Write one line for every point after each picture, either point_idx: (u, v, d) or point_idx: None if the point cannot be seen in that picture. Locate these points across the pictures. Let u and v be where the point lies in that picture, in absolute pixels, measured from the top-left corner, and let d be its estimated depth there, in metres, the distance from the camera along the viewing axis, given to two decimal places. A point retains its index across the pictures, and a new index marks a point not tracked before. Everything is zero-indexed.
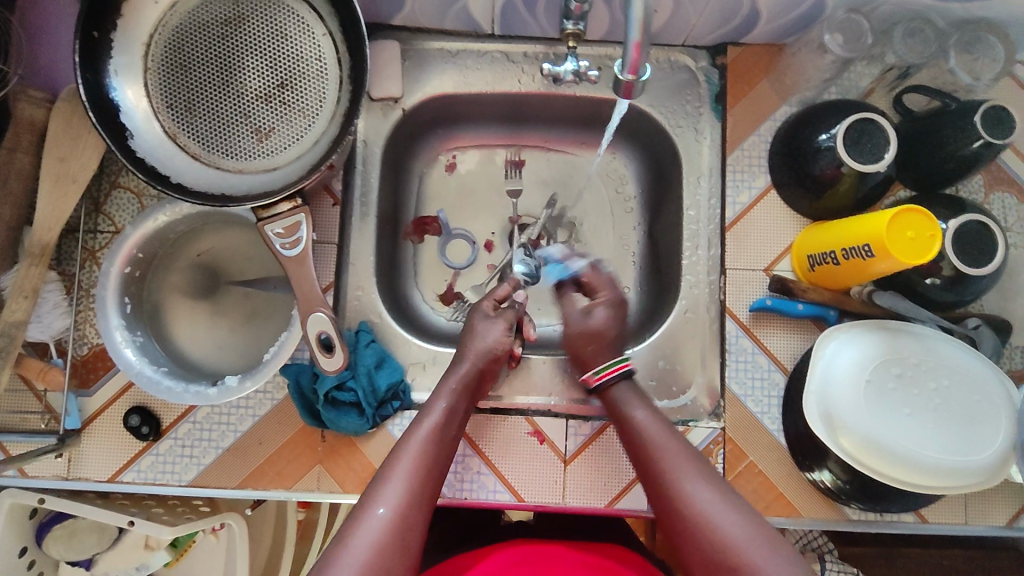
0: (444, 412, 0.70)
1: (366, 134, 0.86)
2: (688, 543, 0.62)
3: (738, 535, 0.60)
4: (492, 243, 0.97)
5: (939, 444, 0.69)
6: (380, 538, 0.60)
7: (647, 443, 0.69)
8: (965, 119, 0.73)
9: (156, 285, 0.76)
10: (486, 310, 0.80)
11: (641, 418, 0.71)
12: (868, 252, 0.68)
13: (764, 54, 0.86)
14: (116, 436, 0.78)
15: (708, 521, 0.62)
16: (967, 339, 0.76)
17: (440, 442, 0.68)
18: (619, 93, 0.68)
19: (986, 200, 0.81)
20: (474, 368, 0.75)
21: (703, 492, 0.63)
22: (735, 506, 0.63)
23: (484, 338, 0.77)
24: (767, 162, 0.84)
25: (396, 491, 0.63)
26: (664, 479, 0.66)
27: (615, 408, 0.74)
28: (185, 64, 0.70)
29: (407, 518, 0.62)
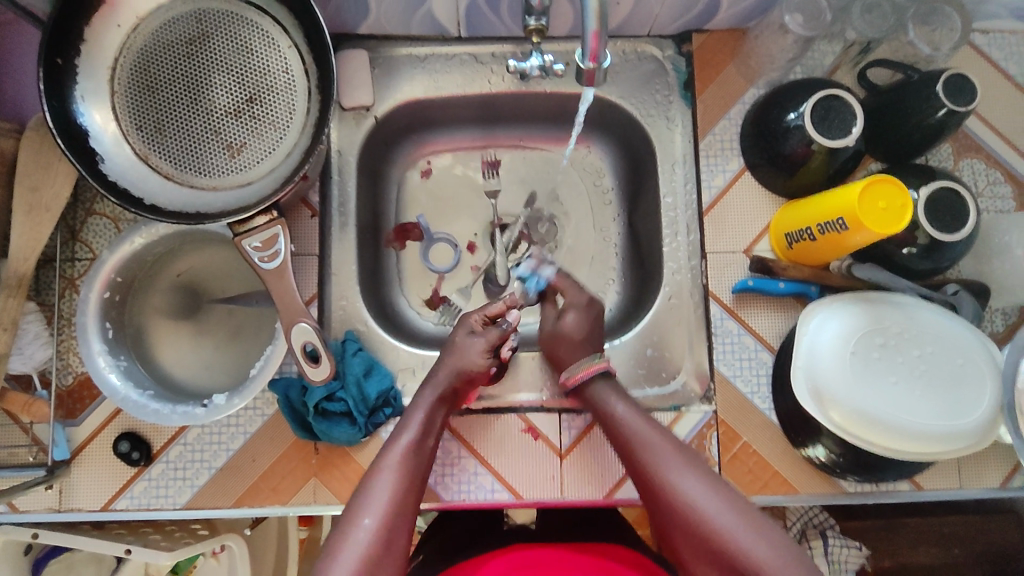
0: (422, 420, 0.69)
1: (339, 144, 0.86)
2: (680, 536, 0.61)
3: (730, 525, 0.59)
4: (474, 244, 0.97)
5: (927, 408, 0.70)
6: (368, 550, 0.58)
7: (631, 436, 0.68)
8: (928, 89, 0.74)
9: (137, 309, 0.76)
10: (472, 325, 0.78)
11: (623, 412, 0.70)
12: (842, 225, 0.68)
13: (728, 39, 0.87)
14: (107, 464, 0.77)
15: (697, 512, 0.60)
16: (948, 305, 0.77)
17: (418, 450, 0.66)
18: (582, 83, 0.69)
19: (956, 167, 0.82)
20: (451, 380, 0.73)
21: (691, 484, 0.62)
22: (724, 494, 0.61)
23: (464, 354, 0.75)
24: (739, 145, 0.85)
25: (379, 503, 0.61)
26: (651, 474, 0.64)
27: (594, 404, 0.73)
28: (152, 86, 0.70)
29: (391, 529, 0.60)
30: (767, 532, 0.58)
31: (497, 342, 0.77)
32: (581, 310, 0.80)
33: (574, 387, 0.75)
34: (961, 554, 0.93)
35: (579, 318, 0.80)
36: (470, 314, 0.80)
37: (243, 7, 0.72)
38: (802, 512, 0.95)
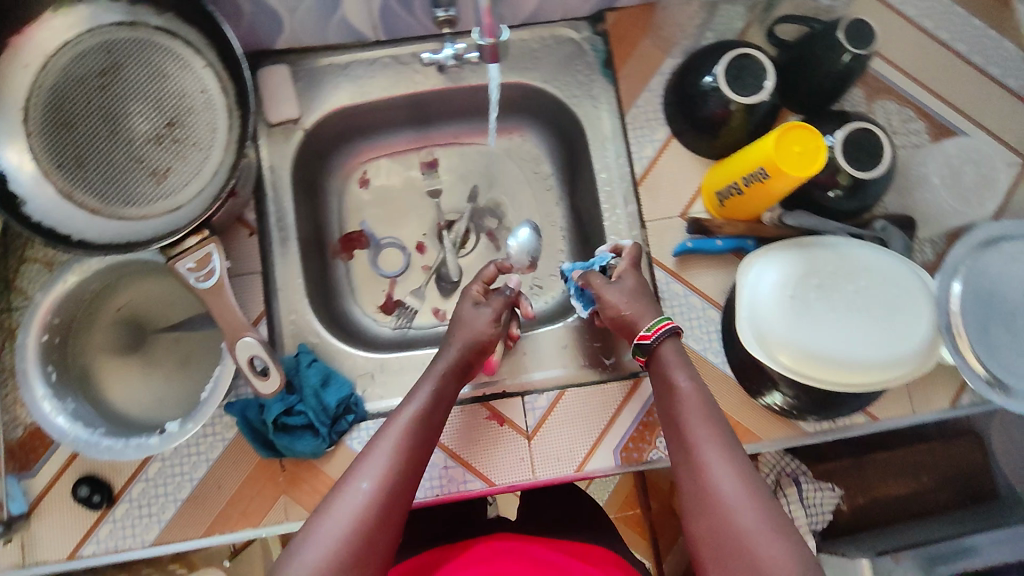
0: (429, 393, 0.68)
1: (270, 160, 0.85)
2: (702, 531, 0.58)
3: (757, 531, 0.55)
4: (424, 244, 0.98)
5: (873, 340, 0.73)
6: (361, 512, 0.58)
7: (682, 416, 0.64)
8: (831, 38, 0.77)
9: (80, 349, 0.74)
10: (474, 296, 0.78)
11: (685, 388, 0.65)
12: (763, 174, 0.71)
13: (640, 14, 0.89)
14: (67, 511, 0.75)
15: (728, 512, 0.56)
16: (878, 241, 0.80)
17: (424, 427, 0.66)
18: (484, 54, 0.73)
19: (870, 110, 0.86)
20: (465, 350, 0.72)
21: (730, 482, 0.58)
22: (761, 498, 0.57)
23: (472, 325, 0.74)
24: (663, 114, 0.87)
25: (379, 465, 0.62)
26: (691, 463, 0.60)
27: (660, 370, 0.68)
28: (66, 121, 0.69)
29: (390, 494, 0.60)
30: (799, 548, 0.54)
31: (502, 309, 0.76)
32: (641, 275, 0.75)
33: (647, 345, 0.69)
34: (929, 481, 0.96)
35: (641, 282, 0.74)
36: (470, 283, 0.80)
37: (151, 32, 0.72)
38: (775, 463, 0.94)
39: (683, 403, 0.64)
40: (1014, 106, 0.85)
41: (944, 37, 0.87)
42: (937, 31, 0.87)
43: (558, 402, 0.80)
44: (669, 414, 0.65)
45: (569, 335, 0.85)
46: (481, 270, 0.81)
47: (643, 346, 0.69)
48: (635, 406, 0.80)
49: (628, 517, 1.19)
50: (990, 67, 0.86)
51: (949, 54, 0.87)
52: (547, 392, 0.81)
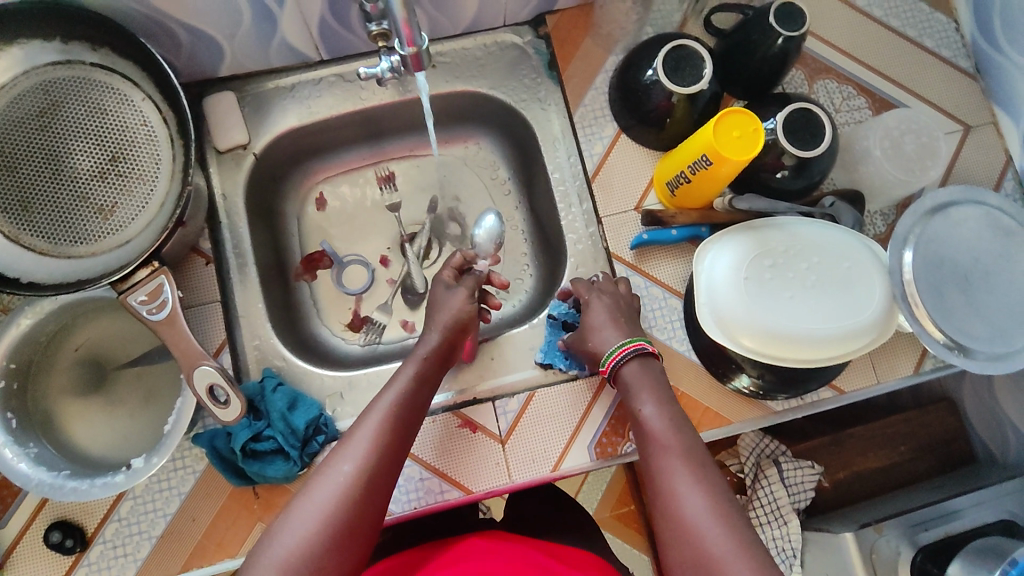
0: (411, 376, 0.72)
1: (222, 187, 0.85)
2: (675, 560, 0.57)
3: (725, 555, 0.54)
4: (388, 258, 0.98)
5: (833, 306, 0.74)
6: (342, 492, 0.61)
7: (649, 445, 0.64)
8: (763, 22, 0.79)
9: (40, 393, 0.73)
10: (446, 280, 0.82)
11: (649, 414, 0.66)
12: (707, 160, 0.72)
13: (580, 15, 0.90)
14: (40, 559, 0.75)
15: (696, 538, 0.56)
16: (828, 217, 0.81)
17: (405, 413, 0.69)
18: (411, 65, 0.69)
19: (811, 90, 0.87)
20: (448, 326, 0.76)
21: (695, 507, 0.57)
22: (728, 520, 0.56)
23: (449, 305, 0.78)
24: (610, 110, 0.88)
25: (358, 451, 0.64)
26: (659, 491, 0.60)
27: (627, 394, 0.70)
28: (8, 164, 0.68)
29: (369, 473, 0.63)
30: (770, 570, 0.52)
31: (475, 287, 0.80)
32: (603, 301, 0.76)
33: (610, 373, 0.72)
34: (907, 450, 0.96)
35: (608, 305, 0.75)
36: (440, 271, 0.84)
37: (88, 69, 0.72)
38: (754, 446, 0.97)
39: (651, 430, 0.65)
40: (950, 75, 0.88)
41: (877, 14, 0.89)
42: (869, 9, 0.89)
43: (530, 403, 0.80)
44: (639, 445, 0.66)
45: (535, 337, 0.85)
46: (451, 258, 0.86)
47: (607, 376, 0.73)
48: (605, 403, 0.80)
49: (623, 515, 1.19)
50: (923, 39, 0.89)
51: (883, 30, 0.89)
52: (518, 395, 0.81)
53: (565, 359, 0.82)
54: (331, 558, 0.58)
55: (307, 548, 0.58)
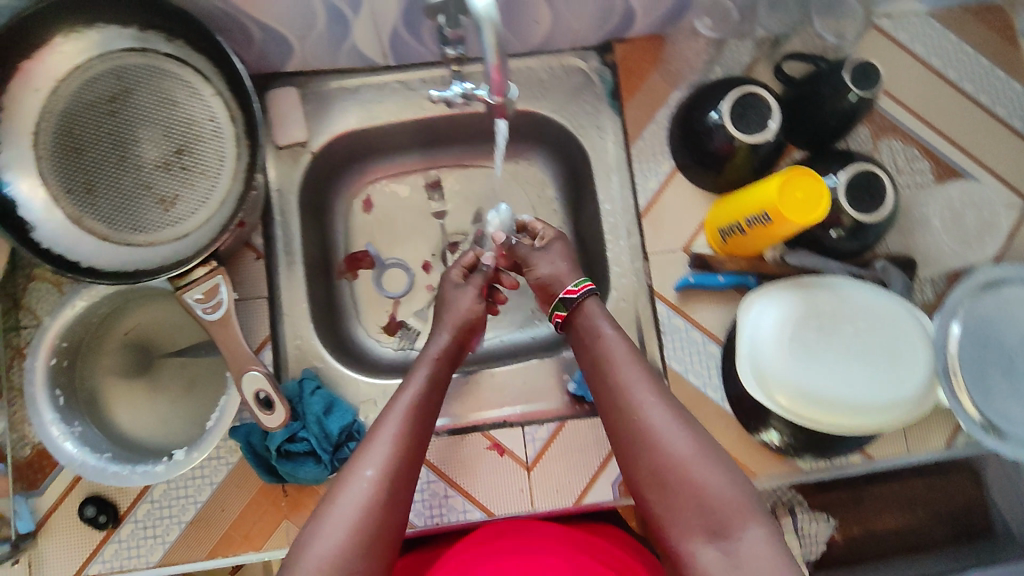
0: (424, 379, 0.75)
1: (279, 183, 0.87)
2: (643, 469, 0.65)
3: (692, 458, 0.63)
4: (430, 264, 0.98)
5: (857, 364, 0.75)
6: (370, 498, 0.63)
7: (611, 363, 0.71)
8: (836, 78, 0.78)
9: (88, 372, 0.76)
10: (455, 279, 0.88)
11: (611, 336, 0.74)
12: (767, 217, 0.71)
13: (649, 47, 0.89)
14: (74, 530, 0.78)
15: (664, 444, 0.64)
16: (878, 281, 0.81)
17: (420, 408, 0.72)
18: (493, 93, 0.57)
19: (875, 148, 0.86)
20: (455, 326, 0.82)
21: (661, 417, 0.66)
22: (689, 427, 0.65)
23: (457, 306, 0.84)
24: (669, 147, 0.88)
25: (381, 454, 0.66)
26: (625, 406, 0.68)
27: (586, 323, 0.76)
28: (76, 146, 0.69)
29: (391, 479, 0.65)
30: (725, 468, 0.63)
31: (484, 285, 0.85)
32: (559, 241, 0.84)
33: (572, 302, 0.78)
34: (925, 515, 0.96)
35: (564, 246, 0.84)
36: (449, 270, 0.89)
37: (162, 59, 0.71)
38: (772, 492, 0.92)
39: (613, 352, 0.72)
40: (1020, 148, 0.86)
41: (952, 76, 0.87)
42: (945, 70, 0.87)
43: (559, 433, 0.82)
44: (599, 365, 0.72)
45: (568, 367, 0.86)
46: (462, 256, 0.91)
47: (568, 300, 0.78)
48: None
49: None
50: (996, 107, 0.87)
51: (957, 94, 0.87)
52: (548, 423, 0.82)
53: None
54: (362, 563, 0.60)
55: (339, 556, 0.59)
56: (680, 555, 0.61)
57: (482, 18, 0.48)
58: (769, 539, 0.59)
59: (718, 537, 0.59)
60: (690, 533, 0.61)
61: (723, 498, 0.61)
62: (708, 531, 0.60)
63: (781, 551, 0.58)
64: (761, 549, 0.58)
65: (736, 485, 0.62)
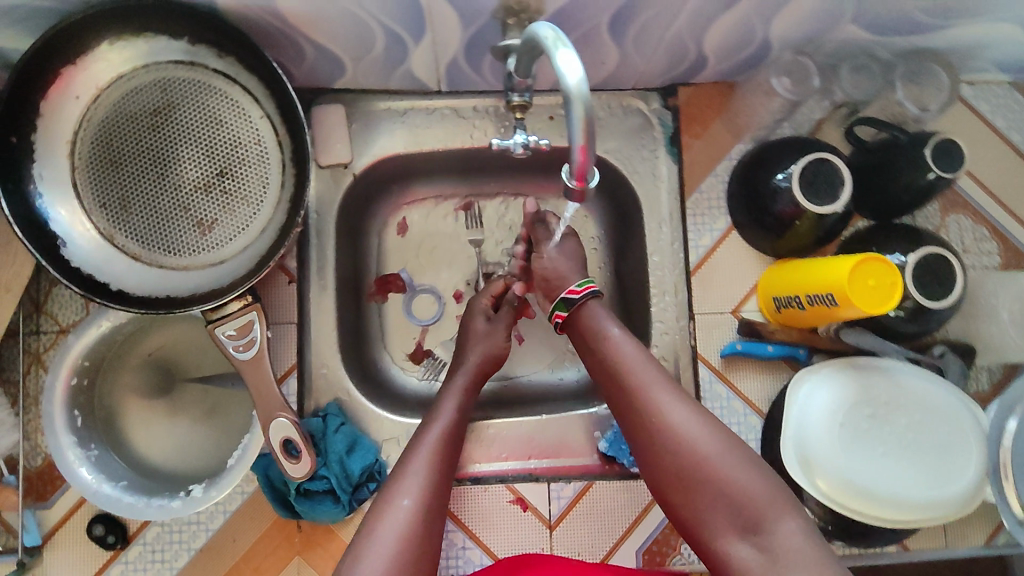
0: (453, 411, 0.76)
1: (317, 203, 0.83)
2: (667, 470, 0.63)
3: (718, 454, 0.61)
4: (461, 293, 0.92)
5: (904, 458, 0.73)
6: (409, 528, 0.64)
7: (625, 364, 0.68)
8: (916, 153, 0.73)
9: (106, 390, 0.73)
10: (485, 311, 0.84)
11: (618, 337, 0.70)
12: (833, 300, 0.68)
13: (716, 94, 0.84)
14: (81, 547, 0.76)
15: (687, 442, 0.62)
16: (934, 367, 0.79)
17: (450, 436, 0.73)
18: (570, 201, 0.50)
19: (943, 224, 0.82)
20: (482, 364, 0.81)
21: (681, 415, 0.64)
22: (711, 422, 0.63)
23: (488, 343, 0.82)
24: (726, 203, 0.84)
25: (416, 484, 0.67)
26: (644, 407, 0.65)
27: (592, 322, 0.72)
28: (114, 159, 0.66)
29: (427, 507, 0.66)
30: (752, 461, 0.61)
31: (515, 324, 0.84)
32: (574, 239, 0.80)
33: (575, 303, 0.73)
34: None
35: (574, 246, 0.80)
36: (476, 297, 0.86)
37: (210, 75, 0.68)
38: None
39: (626, 352, 0.68)
40: None
41: None
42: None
43: (585, 493, 0.81)
44: (612, 368, 0.69)
45: (599, 424, 0.83)
46: (490, 283, 0.86)
47: (572, 300, 0.73)
48: (654, 517, 0.80)
49: None
50: None
51: None
52: (575, 482, 0.81)
53: (629, 455, 0.81)
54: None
55: None
56: (716, 555, 0.60)
57: (572, 95, 0.44)
58: (804, 530, 0.57)
59: (751, 534, 0.58)
60: (724, 533, 0.60)
61: (755, 493, 0.59)
62: (741, 529, 0.59)
63: (817, 540, 0.57)
64: (797, 541, 0.56)
65: (765, 478, 0.60)
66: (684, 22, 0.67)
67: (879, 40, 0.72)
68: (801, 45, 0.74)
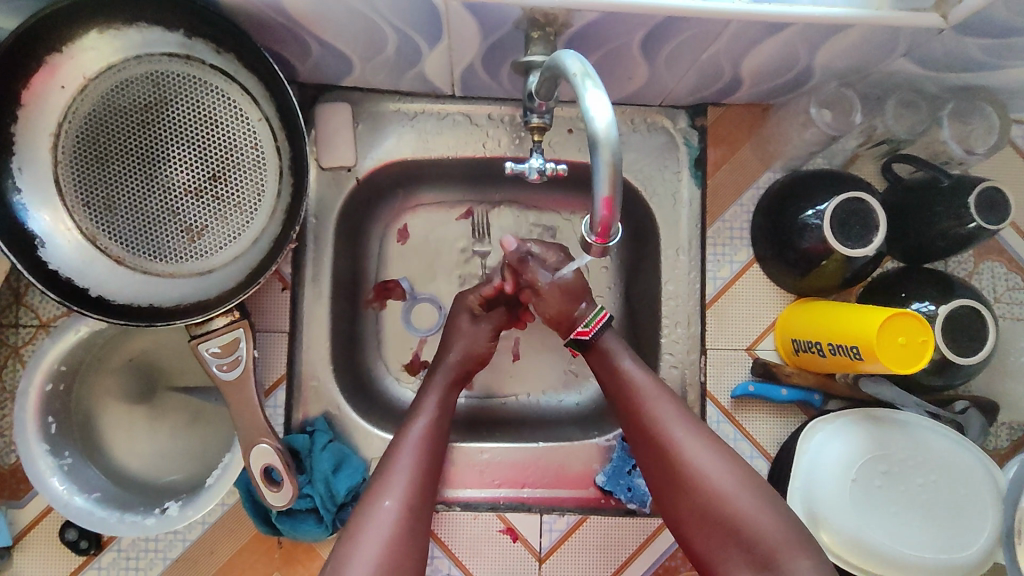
0: (435, 407, 0.73)
1: (317, 207, 0.79)
2: (681, 505, 0.63)
3: (732, 491, 0.60)
4: None
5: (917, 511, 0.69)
6: (393, 531, 0.62)
7: (640, 395, 0.67)
8: (958, 200, 0.68)
9: (84, 394, 0.70)
10: (471, 309, 0.78)
11: (630, 369, 0.69)
12: (856, 353, 0.64)
13: (748, 115, 0.80)
14: (53, 551, 0.73)
15: (700, 477, 0.62)
16: (955, 424, 0.74)
17: (433, 435, 0.71)
18: (589, 254, 0.46)
19: (976, 270, 0.78)
20: (462, 364, 0.77)
21: (695, 448, 0.63)
22: (726, 456, 0.63)
23: (470, 343, 0.77)
24: (749, 234, 0.79)
25: (400, 485, 0.65)
26: (657, 439, 0.65)
27: (604, 358, 0.70)
28: (99, 156, 0.61)
29: (411, 510, 0.64)
30: (766, 497, 0.60)
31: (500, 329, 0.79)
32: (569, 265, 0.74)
33: (587, 340, 0.71)
34: None
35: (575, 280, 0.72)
36: (466, 293, 0.79)
37: (206, 71, 0.63)
38: None
39: (642, 382, 0.68)
40: None
41: None
42: None
43: (578, 527, 0.78)
44: (626, 397, 0.68)
45: (599, 457, 0.79)
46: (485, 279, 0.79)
47: (584, 339, 0.71)
48: (646, 560, 0.77)
49: None
50: None
51: None
52: (568, 515, 0.78)
53: (627, 490, 0.77)
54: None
55: None
56: None
57: (599, 141, 0.40)
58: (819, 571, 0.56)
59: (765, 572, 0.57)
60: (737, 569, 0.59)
61: (768, 533, 0.58)
62: (754, 566, 0.58)
63: None
64: None
65: (782, 518, 0.59)
66: (723, 44, 0.62)
67: (929, 75, 0.67)
68: (845, 74, 0.69)
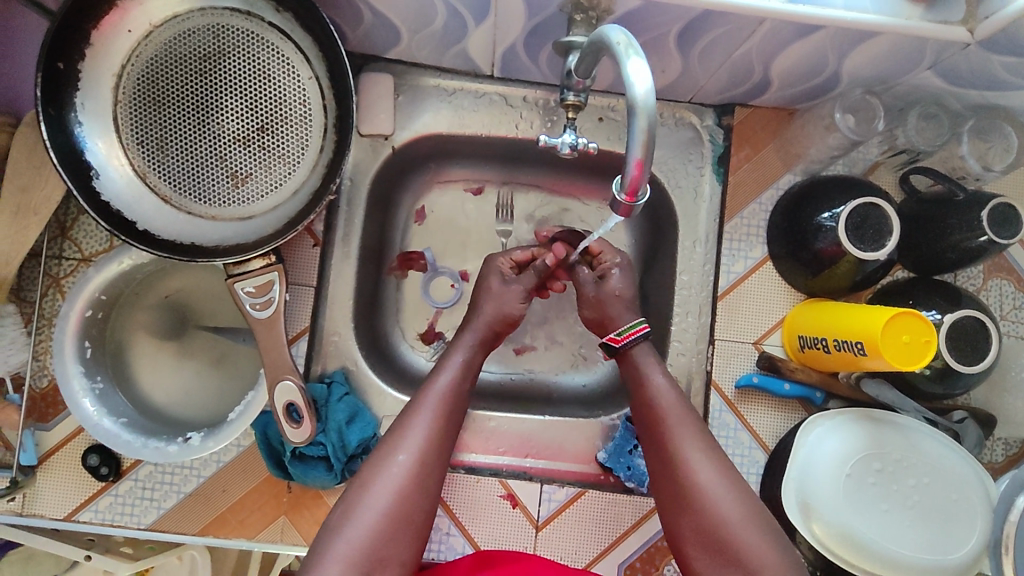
0: (460, 364, 0.74)
1: (353, 171, 0.82)
2: (687, 525, 0.65)
3: (740, 522, 0.62)
4: (468, 272, 0.91)
5: (909, 511, 0.71)
6: (404, 482, 0.65)
7: (666, 415, 0.69)
8: (972, 213, 0.70)
9: (119, 325, 0.74)
10: (502, 269, 0.81)
11: (661, 387, 0.71)
12: (860, 349, 0.66)
13: (773, 118, 0.83)
14: (74, 475, 0.76)
15: (712, 503, 0.64)
16: (951, 432, 0.76)
17: (456, 393, 0.72)
18: (615, 213, 0.49)
19: (984, 286, 0.81)
20: (491, 324, 0.78)
21: (711, 476, 0.65)
22: (739, 490, 0.64)
23: (501, 303, 0.79)
24: (765, 232, 0.82)
25: (415, 441, 0.67)
26: (675, 461, 0.67)
27: (632, 368, 0.73)
28: (158, 100, 0.65)
29: (424, 465, 0.66)
30: (773, 534, 0.62)
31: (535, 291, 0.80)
32: (623, 268, 0.79)
33: (619, 348, 0.74)
34: None
35: (625, 276, 0.79)
36: (497, 257, 0.82)
37: (265, 28, 0.67)
38: None
39: (666, 402, 0.70)
40: None
41: None
42: None
43: (576, 500, 0.80)
44: (651, 412, 0.70)
45: (602, 434, 0.83)
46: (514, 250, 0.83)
47: (613, 347, 0.75)
48: (639, 538, 0.79)
49: None
50: None
51: None
52: (568, 487, 0.80)
53: (627, 469, 0.81)
54: (390, 548, 0.62)
55: (368, 539, 0.61)
56: None
57: (638, 106, 0.43)
58: None
59: None
60: None
61: (771, 567, 0.60)
62: None
63: None
64: None
65: (783, 552, 0.61)
66: (756, 43, 0.65)
67: (952, 90, 0.70)
68: (871, 82, 0.72)
